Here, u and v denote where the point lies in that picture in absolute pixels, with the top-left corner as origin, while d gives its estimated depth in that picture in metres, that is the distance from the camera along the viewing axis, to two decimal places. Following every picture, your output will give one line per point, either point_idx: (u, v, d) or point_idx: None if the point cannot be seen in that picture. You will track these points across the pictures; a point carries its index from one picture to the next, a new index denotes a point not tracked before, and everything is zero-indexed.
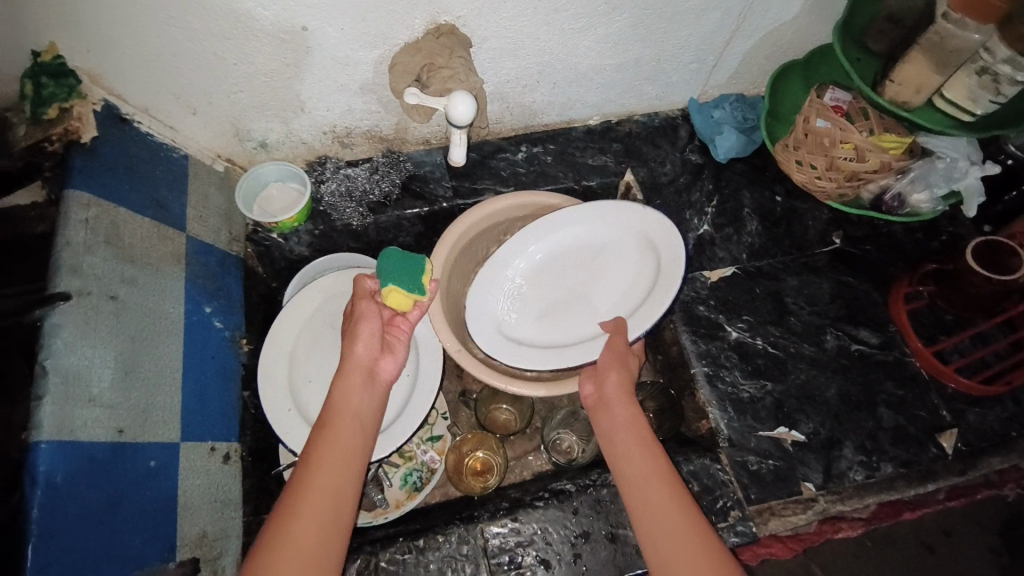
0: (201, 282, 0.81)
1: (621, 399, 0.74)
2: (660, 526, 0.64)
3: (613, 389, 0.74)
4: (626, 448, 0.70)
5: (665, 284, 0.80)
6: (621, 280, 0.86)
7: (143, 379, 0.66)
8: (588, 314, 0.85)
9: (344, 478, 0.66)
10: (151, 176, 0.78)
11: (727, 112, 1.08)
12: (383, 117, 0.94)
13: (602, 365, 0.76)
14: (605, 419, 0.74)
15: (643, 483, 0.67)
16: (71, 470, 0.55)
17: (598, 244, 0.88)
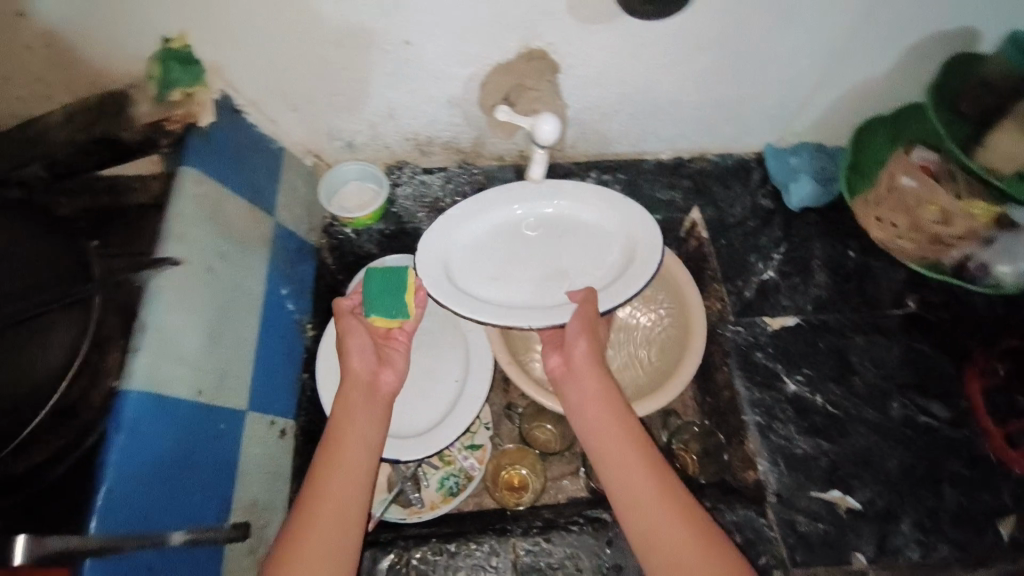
0: (280, 266, 0.86)
1: (587, 365, 0.77)
2: (634, 492, 0.67)
3: (580, 359, 0.77)
4: (594, 422, 0.73)
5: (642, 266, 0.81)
6: (588, 259, 0.87)
7: (223, 347, 0.71)
8: (559, 285, 0.86)
9: (358, 454, 0.69)
10: (252, 163, 0.84)
11: (804, 160, 1.07)
12: (463, 130, 0.98)
13: (568, 334, 0.78)
14: (573, 388, 0.77)
15: (615, 451, 0.70)
16: (153, 420, 0.60)
17: (570, 222, 0.90)
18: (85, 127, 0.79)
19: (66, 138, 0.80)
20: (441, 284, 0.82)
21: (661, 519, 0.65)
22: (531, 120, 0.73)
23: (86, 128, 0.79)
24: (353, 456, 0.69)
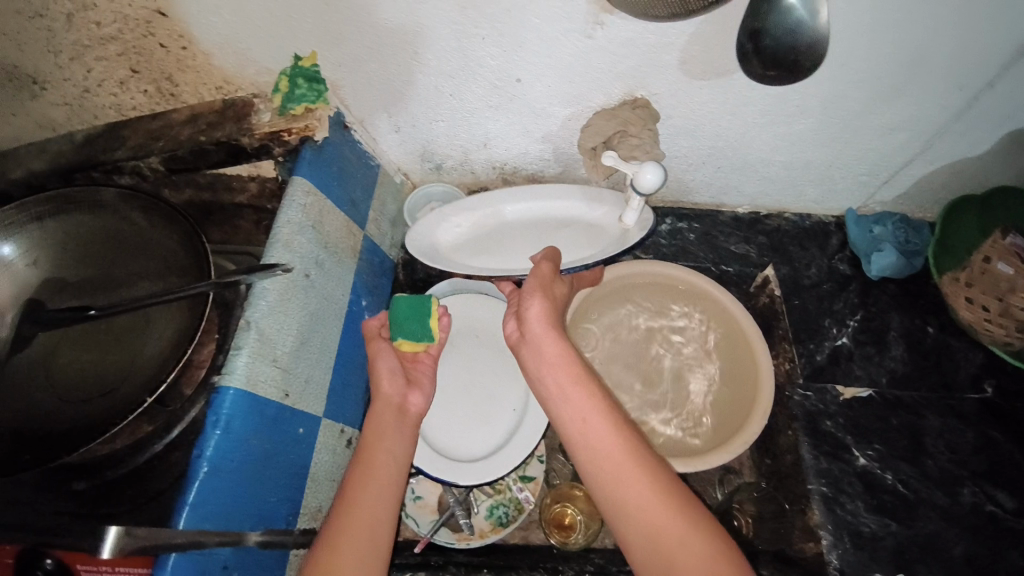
0: (365, 278, 0.89)
1: (540, 329, 0.70)
2: (595, 454, 0.60)
3: (538, 329, 0.69)
4: (563, 396, 0.64)
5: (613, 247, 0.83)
6: (575, 242, 0.88)
7: (309, 352, 0.72)
8: (511, 257, 0.89)
9: (392, 453, 0.69)
10: (353, 178, 0.88)
11: (888, 230, 1.05)
12: (550, 165, 1.01)
13: (524, 305, 0.72)
14: (530, 355, 0.69)
15: (579, 423, 0.63)
16: (246, 420, 0.61)
17: (576, 220, 0.89)
18: (205, 129, 0.84)
19: (187, 136, 0.84)
20: (426, 254, 0.89)
21: (626, 476, 0.58)
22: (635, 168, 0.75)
23: (207, 129, 0.84)
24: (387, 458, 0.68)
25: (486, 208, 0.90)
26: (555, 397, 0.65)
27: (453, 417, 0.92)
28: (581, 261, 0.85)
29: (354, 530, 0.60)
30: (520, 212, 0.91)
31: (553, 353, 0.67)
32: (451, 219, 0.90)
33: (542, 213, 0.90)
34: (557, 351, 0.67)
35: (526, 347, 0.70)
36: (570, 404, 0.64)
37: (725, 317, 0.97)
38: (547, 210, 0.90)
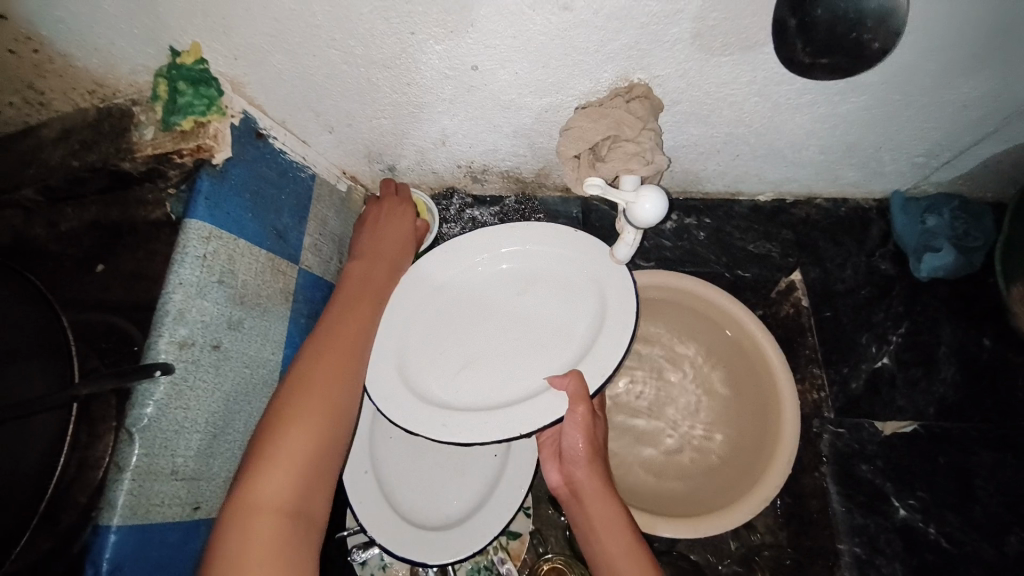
0: (303, 321, 0.73)
1: (591, 488, 0.68)
2: None
3: (584, 480, 0.69)
4: (607, 552, 0.65)
5: (621, 322, 0.66)
6: (560, 309, 0.71)
7: (230, 442, 0.59)
8: (506, 368, 0.68)
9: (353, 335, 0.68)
10: (275, 201, 0.70)
11: (944, 221, 0.86)
12: (527, 161, 0.82)
13: (565, 448, 0.70)
14: (579, 511, 0.69)
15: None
16: (138, 559, 0.50)
17: (542, 260, 0.75)
18: (78, 150, 0.66)
19: (58, 161, 0.67)
20: (397, 396, 0.66)
21: None
22: (630, 194, 0.56)
23: (84, 151, 0.66)
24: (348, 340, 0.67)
25: (443, 299, 0.74)
26: (601, 559, 0.66)
27: (426, 472, 0.78)
28: (584, 343, 0.67)
29: (310, 415, 0.61)
30: (477, 280, 0.75)
31: (604, 506, 0.67)
32: (403, 319, 0.72)
33: (500, 272, 0.75)
34: (607, 509, 0.67)
35: (575, 502, 0.70)
36: (614, 562, 0.64)
37: (742, 341, 0.81)
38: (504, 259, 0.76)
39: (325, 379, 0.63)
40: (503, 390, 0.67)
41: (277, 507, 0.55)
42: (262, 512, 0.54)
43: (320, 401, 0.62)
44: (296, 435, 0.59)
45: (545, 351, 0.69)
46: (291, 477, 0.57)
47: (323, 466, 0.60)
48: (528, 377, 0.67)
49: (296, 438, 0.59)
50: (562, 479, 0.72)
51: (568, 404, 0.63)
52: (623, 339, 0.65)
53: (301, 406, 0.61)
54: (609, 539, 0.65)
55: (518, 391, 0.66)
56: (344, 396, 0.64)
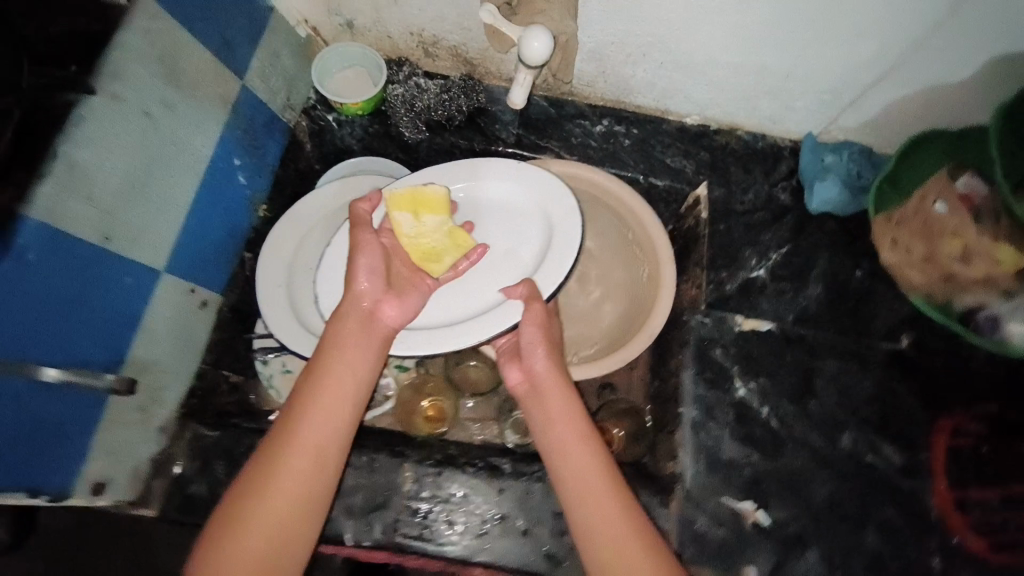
0: (241, 134, 0.81)
1: (549, 379, 0.72)
2: (586, 504, 0.64)
3: (544, 371, 0.72)
4: (562, 442, 0.68)
5: (566, 228, 0.75)
6: (511, 233, 0.79)
7: (146, 200, 0.67)
8: (470, 288, 0.77)
9: (336, 386, 0.66)
10: (229, 15, 0.76)
11: (840, 161, 0.96)
12: (473, 37, 0.89)
13: (523, 344, 0.73)
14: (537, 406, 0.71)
15: (585, 480, 0.65)
16: (45, 252, 0.57)
17: (491, 186, 0.81)
18: None
19: None
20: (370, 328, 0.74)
21: (606, 507, 0.63)
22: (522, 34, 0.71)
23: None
24: (333, 392, 0.65)
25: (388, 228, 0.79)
26: (556, 448, 0.68)
27: None
28: (535, 257, 0.77)
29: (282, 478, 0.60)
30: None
31: (565, 408, 0.70)
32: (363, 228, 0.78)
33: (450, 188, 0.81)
34: (575, 431, 0.68)
35: (534, 396, 0.72)
36: (571, 452, 0.67)
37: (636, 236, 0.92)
38: (458, 187, 0.81)
39: (306, 426, 0.63)
40: (470, 303, 0.76)
41: (255, 550, 0.57)
42: (245, 544, 0.57)
43: (301, 448, 0.62)
44: (282, 479, 0.60)
45: (505, 266, 0.78)
46: (274, 525, 0.59)
47: (300, 509, 0.60)
48: (487, 290, 0.76)
49: (278, 487, 0.60)
50: (523, 376, 0.74)
51: (524, 303, 0.72)
52: (568, 251, 0.73)
53: (294, 456, 0.61)
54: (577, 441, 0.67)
55: (477, 307, 0.75)
56: (321, 448, 0.63)
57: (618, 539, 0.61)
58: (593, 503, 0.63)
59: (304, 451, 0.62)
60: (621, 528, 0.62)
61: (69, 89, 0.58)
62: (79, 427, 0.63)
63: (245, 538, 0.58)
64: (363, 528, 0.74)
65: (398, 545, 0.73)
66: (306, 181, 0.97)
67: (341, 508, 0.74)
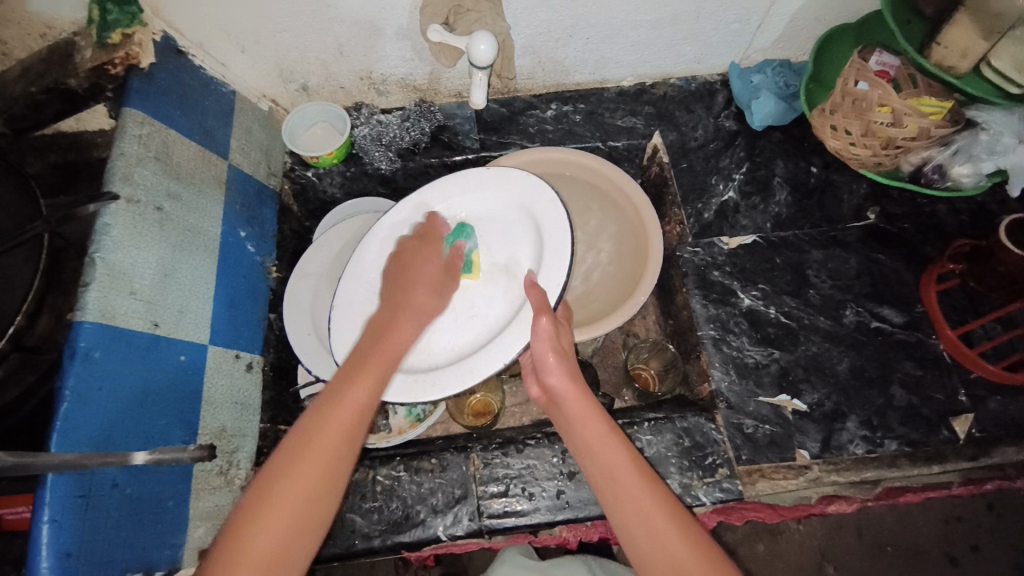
0: (239, 208, 0.88)
1: (568, 391, 0.66)
2: (633, 511, 0.59)
3: (560, 387, 0.66)
4: (588, 445, 0.63)
5: (550, 210, 0.73)
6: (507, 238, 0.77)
7: (178, 284, 0.73)
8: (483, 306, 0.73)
9: (359, 402, 0.61)
10: (200, 105, 0.84)
11: (768, 78, 1.05)
12: (417, 65, 0.97)
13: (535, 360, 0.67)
14: (560, 414, 0.68)
15: (654, 541, 0.57)
16: (107, 347, 0.62)
17: (465, 204, 0.79)
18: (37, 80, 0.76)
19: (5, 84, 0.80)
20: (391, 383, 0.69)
21: (655, 517, 0.58)
22: (467, 40, 0.82)
23: (37, 79, 0.75)
24: (350, 413, 0.60)
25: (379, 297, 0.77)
26: (604, 479, 0.61)
27: None
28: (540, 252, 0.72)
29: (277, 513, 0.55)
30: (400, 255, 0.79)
31: (593, 425, 0.64)
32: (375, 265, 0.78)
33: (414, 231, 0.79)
34: (613, 451, 0.62)
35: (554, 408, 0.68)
36: (616, 472, 0.61)
37: (617, 182, 0.98)
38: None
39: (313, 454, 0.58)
40: (487, 325, 0.72)
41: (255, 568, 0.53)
42: None
43: (309, 475, 0.57)
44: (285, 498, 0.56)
45: (512, 274, 0.74)
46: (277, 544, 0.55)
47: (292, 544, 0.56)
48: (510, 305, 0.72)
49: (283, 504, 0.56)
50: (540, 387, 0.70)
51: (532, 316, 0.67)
52: (563, 225, 0.71)
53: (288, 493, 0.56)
54: (603, 440, 0.63)
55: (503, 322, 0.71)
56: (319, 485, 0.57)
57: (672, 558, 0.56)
58: (637, 518, 0.58)
59: (314, 473, 0.57)
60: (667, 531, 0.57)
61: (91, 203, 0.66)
62: (176, 500, 0.67)
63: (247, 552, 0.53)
64: (452, 521, 0.77)
65: (487, 527, 0.77)
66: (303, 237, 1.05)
67: (427, 510, 0.78)
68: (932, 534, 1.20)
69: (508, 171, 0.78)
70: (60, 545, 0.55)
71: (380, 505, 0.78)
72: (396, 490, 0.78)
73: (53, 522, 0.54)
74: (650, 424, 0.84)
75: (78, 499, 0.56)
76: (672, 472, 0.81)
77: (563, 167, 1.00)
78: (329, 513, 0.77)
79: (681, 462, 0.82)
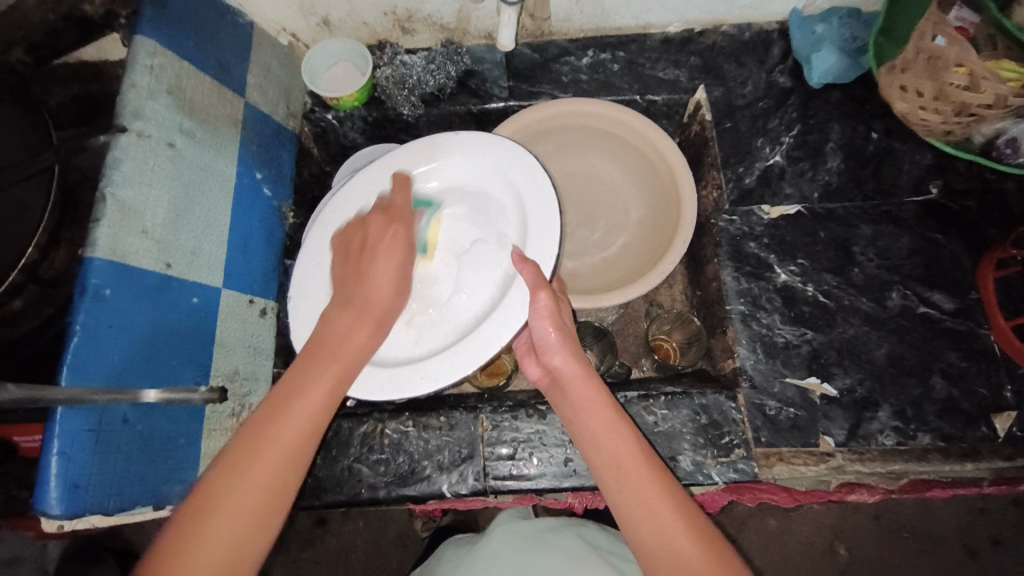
0: (255, 148, 0.86)
1: (576, 373, 0.64)
2: (641, 505, 0.56)
3: (566, 369, 0.64)
4: (592, 431, 0.61)
5: (531, 177, 0.70)
6: (481, 210, 0.72)
7: (190, 224, 0.71)
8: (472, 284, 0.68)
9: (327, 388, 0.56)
10: (216, 36, 0.80)
11: (832, 28, 0.94)
12: (444, 1, 0.90)
13: (536, 339, 0.65)
14: (563, 400, 0.65)
15: (660, 531, 0.54)
16: (118, 286, 0.61)
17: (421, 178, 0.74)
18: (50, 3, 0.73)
19: None
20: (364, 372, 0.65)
21: (662, 511, 0.55)
22: None
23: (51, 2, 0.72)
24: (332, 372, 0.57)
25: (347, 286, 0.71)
26: (605, 465, 0.59)
27: None
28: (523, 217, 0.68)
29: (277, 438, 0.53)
30: None
31: (598, 410, 0.61)
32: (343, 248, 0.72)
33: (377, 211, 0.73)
34: (619, 439, 0.60)
35: (558, 392, 0.66)
36: (622, 463, 0.58)
37: (635, 126, 0.90)
38: None
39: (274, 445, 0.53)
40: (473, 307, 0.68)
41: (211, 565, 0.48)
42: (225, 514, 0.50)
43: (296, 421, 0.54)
44: (240, 495, 0.50)
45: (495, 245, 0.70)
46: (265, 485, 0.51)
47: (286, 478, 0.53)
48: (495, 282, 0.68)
49: (243, 494, 0.51)
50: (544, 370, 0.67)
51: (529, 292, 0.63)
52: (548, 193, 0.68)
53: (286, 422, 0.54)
54: (607, 427, 0.60)
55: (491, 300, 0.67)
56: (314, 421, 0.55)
57: (681, 554, 0.53)
58: (641, 513, 0.56)
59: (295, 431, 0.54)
60: (672, 527, 0.54)
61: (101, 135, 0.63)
62: (188, 438, 0.68)
63: (203, 543, 0.48)
64: (457, 479, 0.77)
65: (491, 488, 0.77)
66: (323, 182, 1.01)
67: (433, 466, 0.78)
68: (953, 523, 1.16)
69: (477, 134, 0.72)
70: (70, 477, 0.56)
71: (387, 458, 0.78)
72: (403, 445, 0.78)
73: (62, 454, 0.55)
74: (667, 399, 0.81)
75: (88, 432, 0.57)
76: (686, 448, 0.78)
77: (603, 121, 0.92)
78: (337, 462, 0.78)
79: (696, 439, 0.79)
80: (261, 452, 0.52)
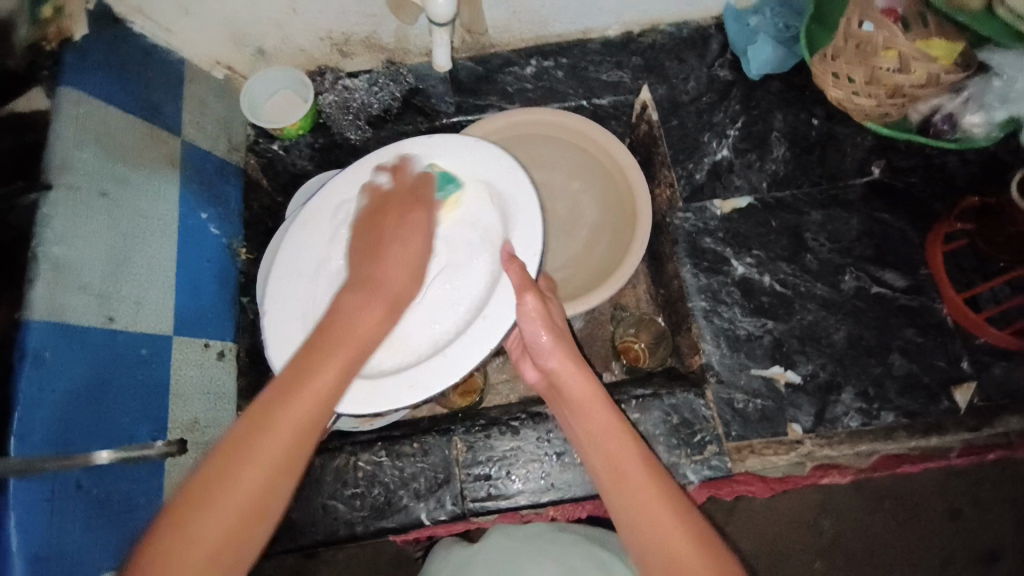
0: (197, 188, 0.83)
1: (570, 374, 0.63)
2: (635, 502, 0.56)
3: (561, 370, 0.64)
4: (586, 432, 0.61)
5: (501, 169, 0.66)
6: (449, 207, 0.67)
7: (133, 273, 0.69)
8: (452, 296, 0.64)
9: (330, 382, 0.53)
10: (145, 78, 0.78)
11: (765, 19, 0.96)
12: (380, 21, 0.90)
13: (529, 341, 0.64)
14: (560, 403, 0.65)
15: (654, 530, 0.55)
16: (59, 347, 0.59)
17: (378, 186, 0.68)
18: None
19: None
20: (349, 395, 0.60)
21: (657, 509, 0.55)
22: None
23: None
24: (333, 375, 0.54)
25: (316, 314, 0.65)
26: (600, 463, 0.59)
27: None
28: (501, 213, 0.66)
29: (260, 453, 0.50)
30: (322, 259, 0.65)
31: (595, 412, 0.61)
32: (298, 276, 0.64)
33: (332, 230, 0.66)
34: (612, 437, 0.60)
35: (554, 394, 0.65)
36: (615, 460, 0.58)
37: (599, 141, 0.91)
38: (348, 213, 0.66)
39: (261, 455, 0.50)
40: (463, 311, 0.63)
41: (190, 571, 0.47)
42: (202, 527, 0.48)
43: (275, 444, 0.51)
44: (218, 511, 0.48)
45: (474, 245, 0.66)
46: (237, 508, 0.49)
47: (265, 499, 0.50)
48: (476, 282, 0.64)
49: (220, 513, 0.49)
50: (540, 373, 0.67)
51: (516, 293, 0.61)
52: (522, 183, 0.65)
53: (268, 444, 0.50)
54: (599, 426, 0.60)
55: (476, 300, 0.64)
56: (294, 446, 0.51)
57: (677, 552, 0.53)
58: (635, 511, 0.56)
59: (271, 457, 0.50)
60: (667, 524, 0.55)
61: (26, 192, 0.61)
62: (149, 495, 0.66)
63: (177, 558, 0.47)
64: (435, 505, 0.76)
65: (471, 511, 0.76)
66: (275, 214, 0.99)
67: (409, 494, 0.77)
68: (936, 485, 1.16)
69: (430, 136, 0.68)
70: (30, 549, 0.53)
71: (363, 491, 0.77)
72: (378, 476, 0.77)
73: (20, 527, 0.53)
74: (638, 402, 0.81)
75: (45, 503, 0.55)
76: (660, 449, 0.79)
77: (565, 135, 0.93)
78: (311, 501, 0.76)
79: (669, 440, 0.79)
80: (236, 471, 0.49)
